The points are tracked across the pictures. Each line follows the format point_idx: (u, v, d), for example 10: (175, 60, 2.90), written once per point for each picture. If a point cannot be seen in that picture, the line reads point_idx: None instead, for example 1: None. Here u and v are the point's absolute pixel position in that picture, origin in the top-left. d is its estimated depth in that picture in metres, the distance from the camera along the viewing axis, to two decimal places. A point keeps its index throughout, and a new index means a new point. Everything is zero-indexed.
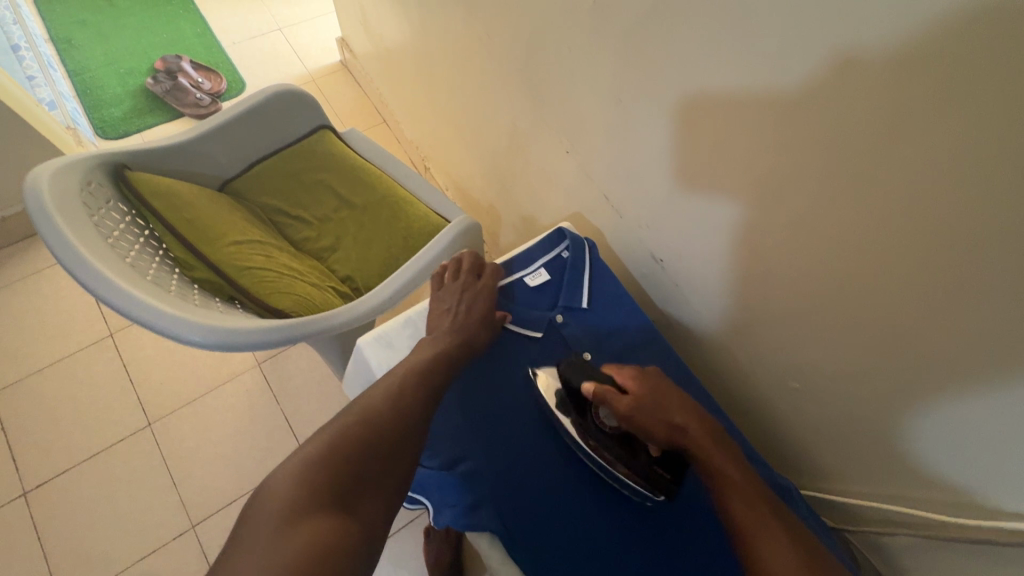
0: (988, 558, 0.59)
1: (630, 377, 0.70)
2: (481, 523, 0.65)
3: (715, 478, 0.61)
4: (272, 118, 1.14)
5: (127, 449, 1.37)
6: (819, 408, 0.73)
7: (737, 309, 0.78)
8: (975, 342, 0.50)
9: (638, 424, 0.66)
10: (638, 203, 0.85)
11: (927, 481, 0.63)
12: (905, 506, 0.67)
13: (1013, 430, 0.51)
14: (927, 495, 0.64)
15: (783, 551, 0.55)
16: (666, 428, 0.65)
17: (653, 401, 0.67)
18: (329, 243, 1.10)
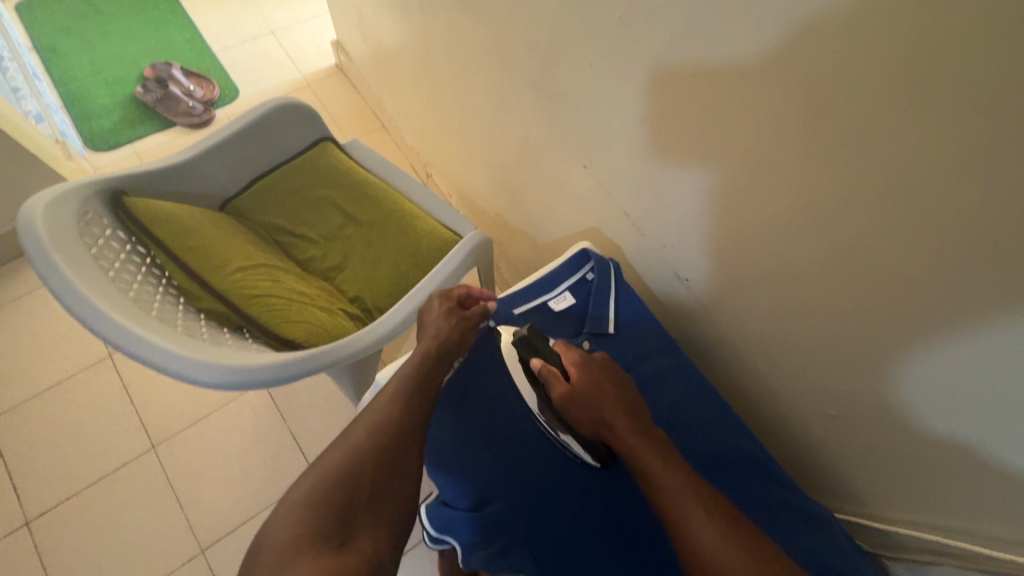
0: None
1: (569, 360, 0.71)
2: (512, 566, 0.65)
3: (639, 460, 0.62)
4: (272, 132, 1.10)
5: (132, 473, 1.34)
6: (857, 431, 0.71)
7: (768, 329, 0.76)
8: None
9: (572, 408, 0.68)
10: (661, 221, 0.83)
11: (980, 512, 0.62)
12: (955, 536, 0.66)
13: None
14: (980, 526, 0.63)
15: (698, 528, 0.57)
16: (597, 415, 0.66)
17: (589, 387, 0.68)
18: (336, 263, 1.07)
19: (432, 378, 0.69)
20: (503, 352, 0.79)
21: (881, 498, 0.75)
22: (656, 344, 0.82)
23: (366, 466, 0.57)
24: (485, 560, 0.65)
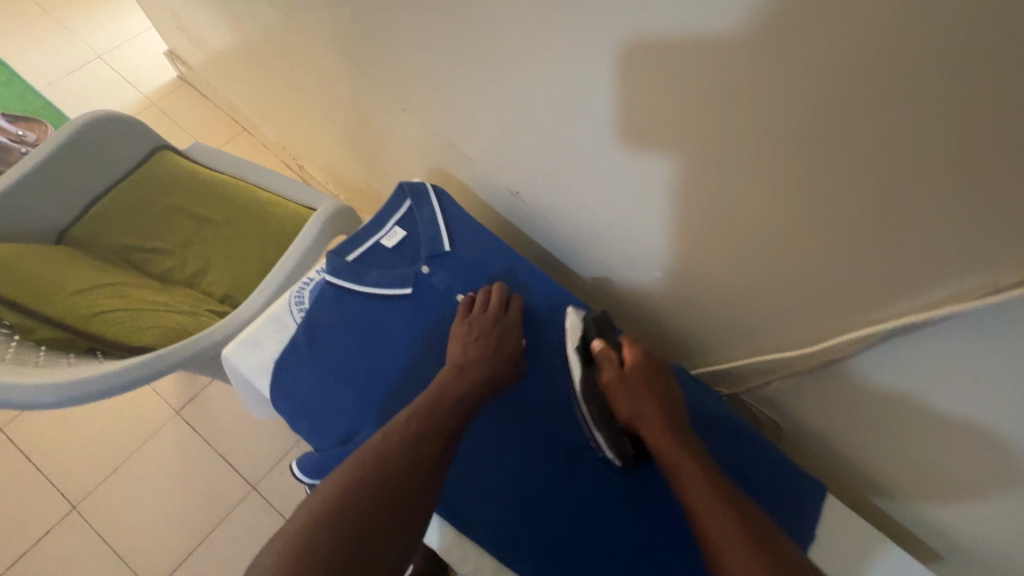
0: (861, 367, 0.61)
1: (631, 352, 0.67)
2: None
3: (661, 446, 0.58)
4: (93, 150, 1.03)
5: (59, 539, 1.28)
6: (684, 292, 0.75)
7: (597, 224, 0.79)
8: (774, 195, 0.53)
9: (614, 391, 0.64)
10: (486, 147, 0.85)
11: (795, 327, 0.65)
12: (783, 350, 0.68)
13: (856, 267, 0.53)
14: (800, 337, 0.65)
15: (711, 511, 0.51)
16: (635, 400, 0.63)
17: (643, 375, 0.65)
18: (198, 267, 1.04)
19: (297, 333, 0.68)
20: (342, 299, 0.70)
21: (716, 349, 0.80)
22: (505, 258, 0.76)
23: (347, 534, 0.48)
24: None
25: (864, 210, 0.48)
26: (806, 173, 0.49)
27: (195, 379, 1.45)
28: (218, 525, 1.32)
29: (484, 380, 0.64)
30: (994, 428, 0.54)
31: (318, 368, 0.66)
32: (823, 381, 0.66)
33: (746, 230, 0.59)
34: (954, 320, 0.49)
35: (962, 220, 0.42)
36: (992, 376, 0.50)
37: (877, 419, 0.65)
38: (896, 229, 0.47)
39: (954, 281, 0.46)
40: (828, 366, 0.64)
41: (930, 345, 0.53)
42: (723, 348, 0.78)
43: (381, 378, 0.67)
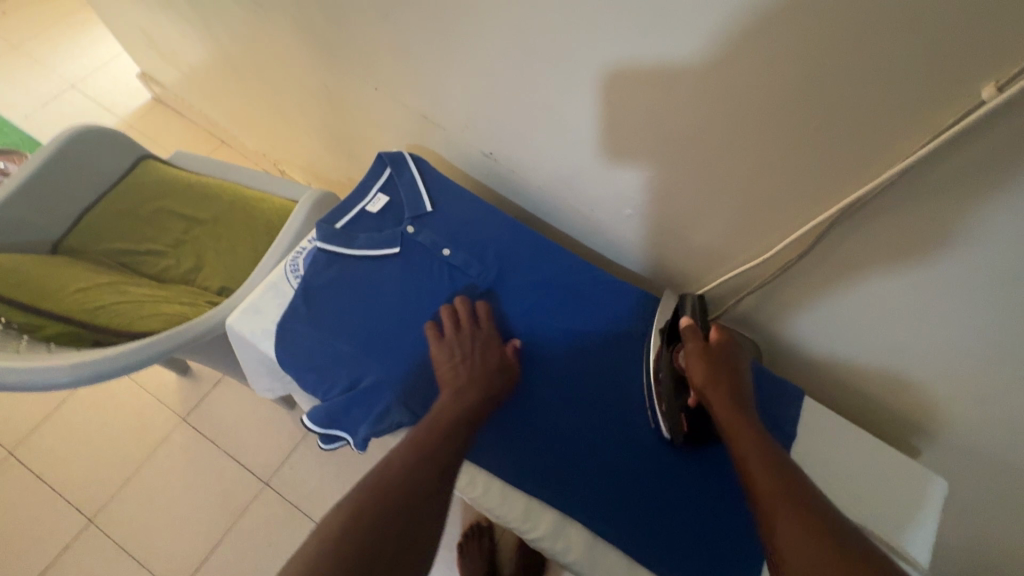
0: (818, 263, 0.66)
1: (720, 333, 0.66)
2: (393, 421, 0.65)
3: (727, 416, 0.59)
4: (80, 162, 1.07)
5: (78, 552, 1.30)
6: (654, 226, 0.80)
7: (566, 175, 0.84)
8: (720, 104, 0.59)
9: (691, 365, 0.64)
10: (456, 114, 0.90)
11: (757, 239, 0.70)
12: (746, 263, 0.73)
13: (800, 163, 0.58)
14: (760, 248, 0.70)
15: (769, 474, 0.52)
16: (715, 378, 0.62)
17: (716, 356, 0.64)
18: (193, 265, 1.07)
19: (297, 297, 0.72)
20: (335, 263, 0.74)
21: (689, 282, 0.85)
22: (485, 210, 0.80)
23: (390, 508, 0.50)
24: (370, 426, 0.66)
25: (796, 103, 0.54)
26: (745, 79, 0.55)
27: (199, 385, 1.48)
28: (235, 522, 1.34)
29: (479, 391, 0.64)
30: (932, 299, 0.59)
31: (317, 325, 0.70)
32: (788, 287, 0.71)
33: (700, 148, 0.65)
34: (883, 192, 0.54)
35: (872, 93, 0.49)
36: (923, 245, 0.56)
37: (838, 317, 0.70)
38: (825, 115, 0.53)
39: (880, 153, 0.52)
40: (791, 267, 0.68)
41: (865, 227, 0.59)
42: (698, 279, 0.82)
43: (377, 328, 0.71)
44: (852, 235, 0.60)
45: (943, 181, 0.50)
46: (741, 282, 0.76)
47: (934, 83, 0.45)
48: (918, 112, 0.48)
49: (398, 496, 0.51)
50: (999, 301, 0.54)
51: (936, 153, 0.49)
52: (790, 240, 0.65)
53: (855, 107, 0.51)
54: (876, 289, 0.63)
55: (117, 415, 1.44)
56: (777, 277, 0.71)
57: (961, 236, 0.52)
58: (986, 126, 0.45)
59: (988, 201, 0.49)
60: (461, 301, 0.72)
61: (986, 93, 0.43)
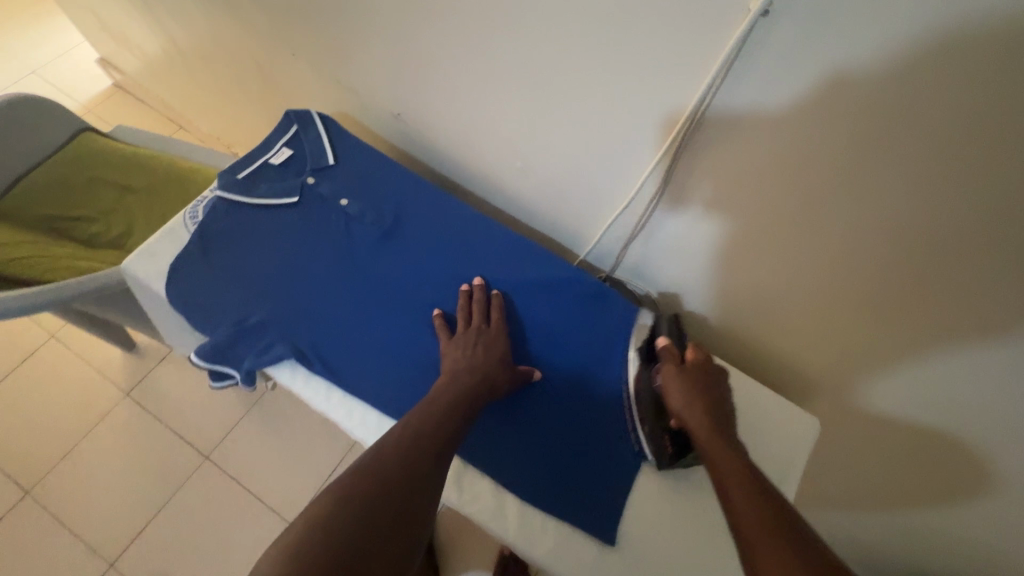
0: (680, 200, 0.70)
1: (694, 351, 0.66)
2: (276, 354, 0.68)
3: (705, 437, 0.56)
4: (13, 129, 1.09)
5: (13, 524, 1.30)
6: (547, 179, 0.84)
7: (466, 133, 0.88)
8: (570, 43, 0.63)
9: (668, 383, 0.63)
10: (365, 78, 0.93)
11: (627, 183, 0.74)
12: (621, 208, 0.78)
13: (644, 98, 0.63)
14: (629, 190, 0.74)
15: (748, 495, 0.47)
16: (688, 394, 0.61)
17: (699, 373, 0.63)
18: (122, 231, 1.10)
19: (193, 241, 0.74)
20: (234, 211, 0.77)
21: (582, 237, 0.89)
22: (383, 165, 0.83)
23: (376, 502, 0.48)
24: (254, 359, 0.68)
25: (626, 34, 0.58)
26: (585, 17, 0.60)
27: (143, 361, 1.49)
28: (172, 495, 1.35)
29: (477, 385, 0.64)
30: (768, 219, 0.64)
31: (210, 266, 0.73)
32: (662, 228, 0.75)
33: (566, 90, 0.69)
34: (706, 116, 0.60)
35: (678, 18, 0.53)
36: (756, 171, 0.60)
37: (705, 253, 0.74)
38: (656, 48, 0.57)
39: (698, 79, 0.57)
40: (656, 205, 0.73)
41: (705, 154, 0.63)
42: (591, 232, 0.86)
43: (269, 270, 0.73)
44: (694, 166, 0.65)
45: (750, 99, 0.55)
46: (626, 229, 0.80)
47: (720, 4, 0.50)
48: (713, 33, 0.52)
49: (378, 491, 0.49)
50: (815, 212, 0.59)
51: (734, 69, 0.54)
52: (649, 176, 0.70)
53: (672, 37, 0.55)
54: (727, 218, 0.68)
55: (60, 390, 1.45)
56: (650, 217, 0.75)
57: (774, 150, 0.57)
58: (764, 36, 0.50)
59: (787, 114, 0.54)
60: (479, 291, 0.73)
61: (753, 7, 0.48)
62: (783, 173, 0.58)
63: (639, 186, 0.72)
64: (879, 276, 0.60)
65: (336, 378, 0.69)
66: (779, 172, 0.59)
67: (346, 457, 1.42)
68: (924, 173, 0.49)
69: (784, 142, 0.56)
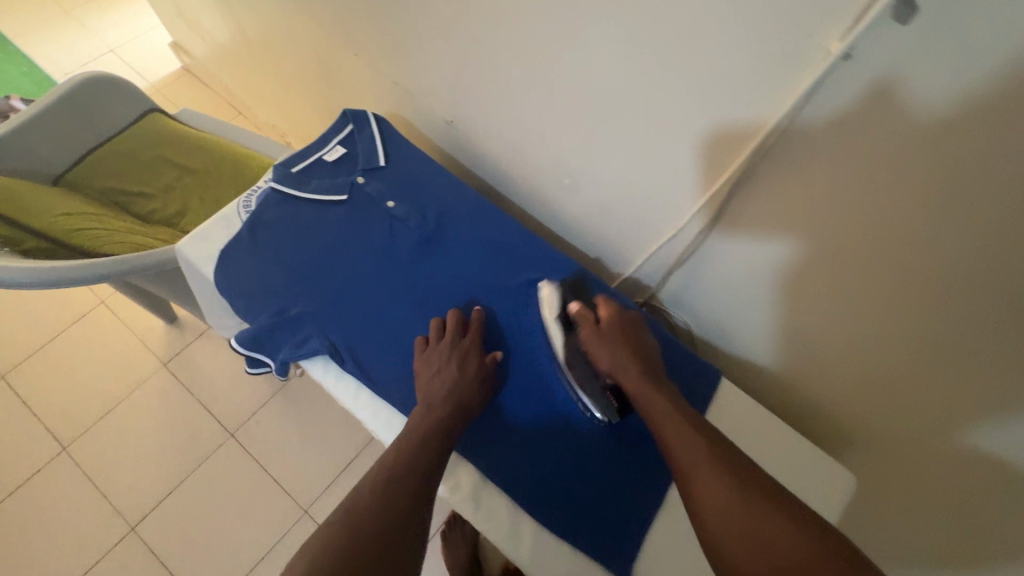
0: (731, 235, 0.68)
1: (605, 308, 0.71)
2: (312, 348, 0.70)
3: (653, 406, 0.60)
4: (89, 104, 1.15)
5: (49, 476, 1.37)
6: (593, 198, 0.83)
7: (516, 145, 0.88)
8: (632, 67, 0.63)
9: (592, 348, 0.68)
10: (422, 82, 0.95)
11: (676, 212, 0.73)
12: (667, 236, 0.76)
13: (704, 128, 0.61)
14: (678, 220, 0.73)
15: (685, 439, 0.55)
16: (614, 353, 0.66)
17: (617, 327, 0.68)
18: (178, 209, 1.14)
19: (245, 230, 0.76)
20: (285, 203, 0.79)
21: (625, 259, 0.87)
22: (432, 170, 0.84)
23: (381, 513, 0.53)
24: (290, 350, 0.70)
25: (691, 64, 0.57)
26: (651, 43, 0.59)
27: (182, 334, 1.55)
28: (196, 467, 1.39)
29: (455, 406, 0.64)
30: (825, 265, 0.61)
31: (257, 255, 0.75)
32: (708, 260, 0.74)
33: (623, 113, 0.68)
34: (768, 156, 0.58)
35: (747, 51, 0.52)
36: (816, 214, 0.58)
37: (752, 291, 0.72)
38: (721, 81, 0.56)
39: (763, 116, 0.55)
40: (705, 237, 0.71)
41: (762, 192, 0.61)
42: (633, 255, 0.84)
43: (312, 264, 0.75)
44: (750, 204, 0.63)
45: (817, 143, 0.53)
46: (671, 258, 0.79)
47: (795, 43, 0.48)
48: (786, 70, 0.51)
49: (381, 503, 0.54)
50: (873, 265, 0.57)
51: (802, 109, 0.52)
52: (700, 208, 0.69)
53: (739, 71, 0.54)
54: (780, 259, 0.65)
55: (103, 353, 1.52)
56: (697, 249, 0.74)
57: (838, 196, 0.55)
58: (841, 79, 0.48)
59: (858, 159, 0.51)
60: (453, 313, 0.72)
61: (831, 46, 0.46)
62: (847, 222, 0.56)
63: (688, 216, 0.71)
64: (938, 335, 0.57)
65: (367, 378, 0.70)
66: (840, 220, 0.56)
67: (364, 449, 1.43)
68: (995, 238, 0.47)
69: (849, 188, 0.54)
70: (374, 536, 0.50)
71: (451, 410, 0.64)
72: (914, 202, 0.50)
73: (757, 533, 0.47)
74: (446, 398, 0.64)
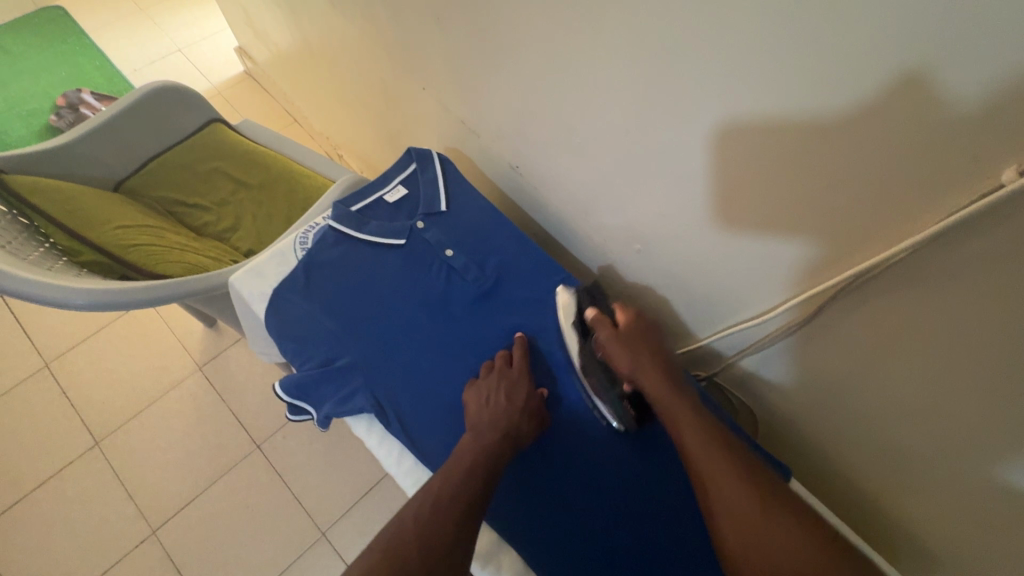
0: (820, 333, 0.64)
1: (624, 313, 0.70)
2: (357, 405, 0.67)
3: (666, 399, 0.61)
4: (155, 113, 1.16)
5: (80, 470, 1.39)
6: (663, 266, 0.79)
7: (583, 202, 0.84)
8: (734, 155, 0.58)
9: (611, 349, 0.67)
10: (489, 125, 0.92)
11: (758, 298, 0.68)
12: (744, 319, 0.72)
13: (808, 226, 0.56)
14: (760, 305, 0.68)
15: (708, 450, 0.55)
16: (632, 356, 0.65)
17: (635, 333, 0.68)
18: (230, 224, 1.14)
19: (299, 270, 0.74)
20: (342, 244, 0.76)
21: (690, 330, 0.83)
22: (495, 223, 0.80)
23: (422, 537, 0.51)
24: (334, 404, 0.67)
25: (803, 160, 0.52)
26: (760, 135, 0.54)
27: (220, 340, 1.56)
28: (220, 477, 1.39)
29: (502, 432, 0.62)
30: (938, 385, 0.55)
31: (309, 299, 0.72)
32: (792, 348, 0.69)
33: (715, 194, 0.63)
34: (888, 268, 0.52)
35: (883, 160, 0.46)
36: (930, 331, 0.53)
37: (843, 387, 0.66)
38: (838, 183, 0.51)
39: (880, 223, 0.50)
40: (790, 329, 0.67)
41: (868, 299, 0.56)
42: (702, 328, 0.81)
43: (365, 313, 0.72)
44: (850, 308, 0.59)
45: (945, 265, 0.48)
46: (746, 340, 0.74)
47: (942, 163, 0.43)
48: (932, 188, 0.45)
49: (420, 527, 0.52)
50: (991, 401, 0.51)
51: (941, 237, 0.46)
52: (790, 301, 0.63)
53: (863, 178, 0.49)
54: (881, 366, 0.60)
55: (143, 351, 1.53)
56: (781, 336, 0.69)
57: (967, 322, 0.49)
58: (1000, 214, 0.42)
59: (996, 294, 0.46)
60: (518, 340, 0.72)
61: (1005, 176, 0.40)
62: (970, 350, 0.50)
63: (773, 305, 0.66)
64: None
65: (412, 443, 0.67)
66: (961, 346, 0.51)
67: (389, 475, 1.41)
68: None
69: (979, 319, 0.48)
70: (417, 546, 0.50)
71: (498, 436, 0.61)
72: None
73: (794, 552, 0.46)
74: (492, 431, 0.62)
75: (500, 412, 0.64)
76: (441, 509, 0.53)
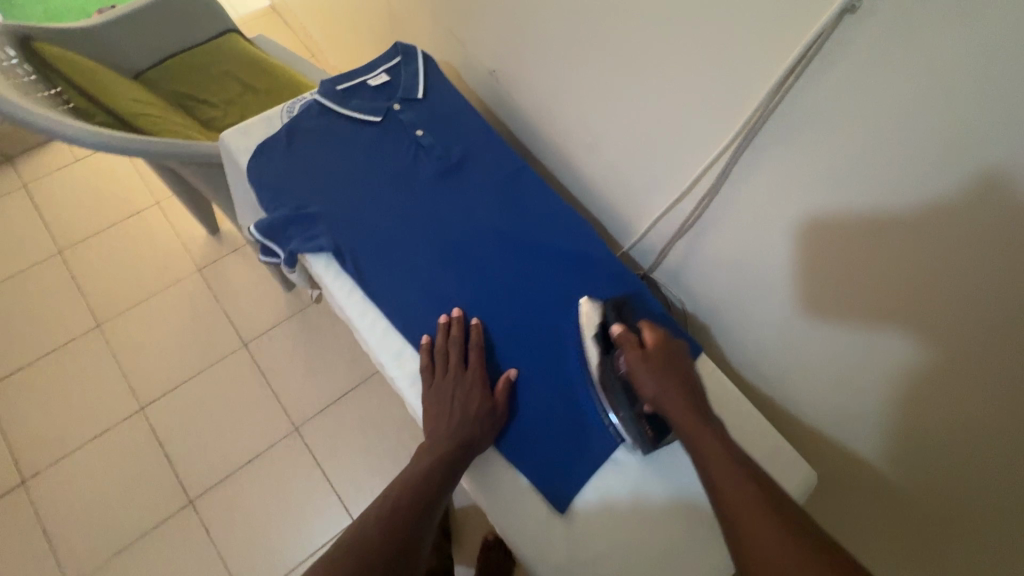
0: (730, 205, 0.70)
1: (651, 333, 0.66)
2: (318, 244, 0.75)
3: (693, 429, 0.57)
4: (177, 14, 1.25)
5: (81, 348, 1.50)
6: (611, 162, 0.85)
7: (548, 103, 0.91)
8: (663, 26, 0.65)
9: (634, 368, 0.63)
10: (473, 33, 0.99)
11: (682, 179, 0.75)
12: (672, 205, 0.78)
13: (720, 92, 0.63)
14: (683, 184, 0.75)
15: (733, 478, 0.52)
16: (659, 380, 0.61)
17: (664, 354, 0.64)
18: (236, 120, 1.23)
19: (283, 133, 0.82)
20: (323, 114, 0.84)
21: (633, 227, 0.90)
22: (462, 108, 0.88)
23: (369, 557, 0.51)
24: (300, 243, 0.76)
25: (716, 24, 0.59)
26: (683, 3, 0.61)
27: (220, 247, 1.66)
28: (207, 368, 1.49)
29: (456, 441, 0.63)
30: (818, 243, 0.62)
31: (289, 154, 0.81)
32: (711, 232, 0.75)
33: (651, 75, 0.70)
34: (771, 119, 0.60)
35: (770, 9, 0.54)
36: (810, 179, 0.59)
37: (755, 270, 0.73)
38: (740, 40, 0.58)
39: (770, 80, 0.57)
40: (708, 205, 0.73)
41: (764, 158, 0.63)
42: (640, 224, 0.87)
43: (335, 172, 0.80)
44: (751, 170, 0.65)
45: (819, 103, 0.55)
46: (676, 230, 0.81)
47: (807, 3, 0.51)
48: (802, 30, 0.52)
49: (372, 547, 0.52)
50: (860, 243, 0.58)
51: (810, 68, 0.54)
52: (707, 176, 0.70)
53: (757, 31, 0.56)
54: (773, 227, 0.67)
55: (148, 249, 1.64)
56: (698, 219, 0.76)
57: (835, 163, 0.56)
58: (848, 34, 0.49)
59: (855, 128, 0.53)
60: (473, 331, 0.71)
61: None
62: (841, 195, 0.57)
63: (692, 182, 0.73)
64: (915, 329, 0.58)
65: (362, 280, 0.75)
66: (835, 190, 0.58)
67: (363, 383, 1.50)
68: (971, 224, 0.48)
69: (848, 161, 0.55)
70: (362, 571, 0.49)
71: (452, 446, 0.63)
72: (902, 177, 0.51)
73: None
74: (447, 438, 0.64)
75: (455, 418, 0.65)
76: (387, 529, 0.54)
